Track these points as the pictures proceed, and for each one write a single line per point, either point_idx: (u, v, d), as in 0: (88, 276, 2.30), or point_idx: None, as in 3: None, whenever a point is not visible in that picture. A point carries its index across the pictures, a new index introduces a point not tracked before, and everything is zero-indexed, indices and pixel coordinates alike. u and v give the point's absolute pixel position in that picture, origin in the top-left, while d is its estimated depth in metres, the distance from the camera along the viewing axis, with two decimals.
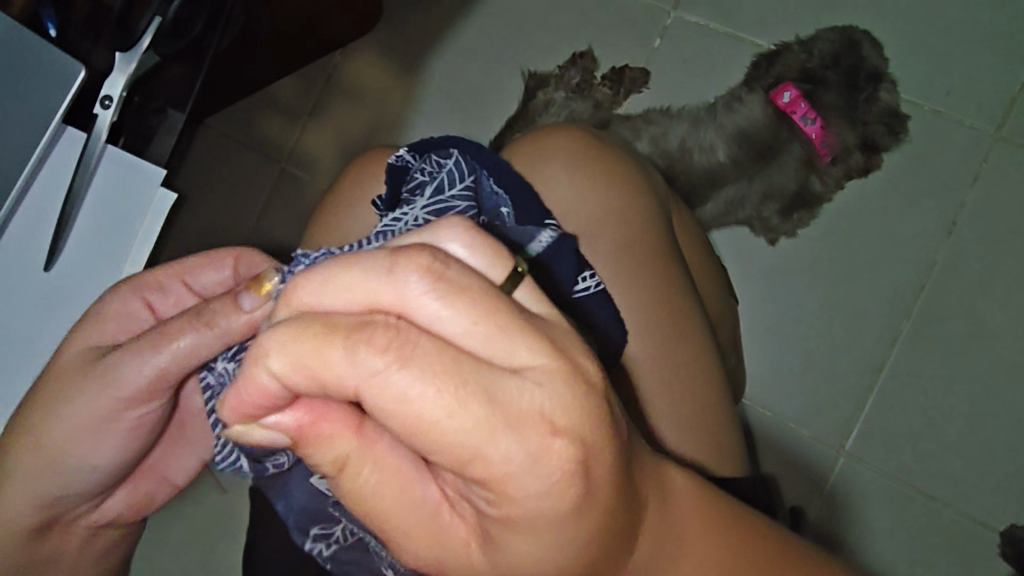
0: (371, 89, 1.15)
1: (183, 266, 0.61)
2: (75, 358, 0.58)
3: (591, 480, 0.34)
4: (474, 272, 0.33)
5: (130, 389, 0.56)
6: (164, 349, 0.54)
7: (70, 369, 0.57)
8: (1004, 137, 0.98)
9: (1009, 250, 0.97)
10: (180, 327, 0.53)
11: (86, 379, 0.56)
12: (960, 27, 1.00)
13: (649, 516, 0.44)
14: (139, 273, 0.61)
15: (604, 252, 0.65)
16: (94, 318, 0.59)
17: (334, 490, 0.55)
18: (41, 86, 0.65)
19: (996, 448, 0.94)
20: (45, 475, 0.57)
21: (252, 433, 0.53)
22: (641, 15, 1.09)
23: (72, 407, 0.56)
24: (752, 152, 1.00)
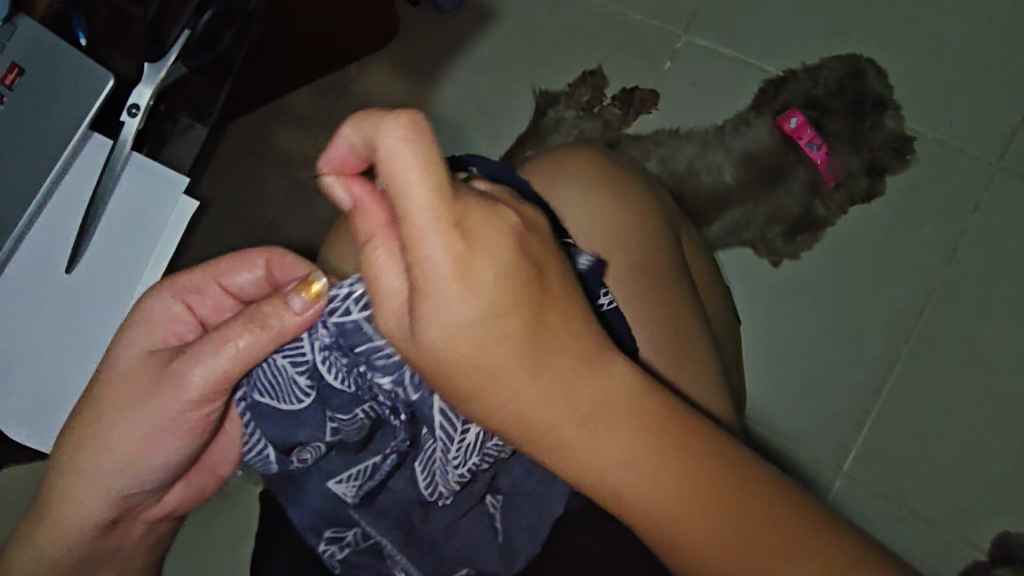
0: (385, 102, 1.18)
1: (223, 268, 0.60)
2: (128, 365, 0.57)
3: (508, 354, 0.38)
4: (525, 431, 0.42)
5: (189, 394, 0.54)
6: (220, 353, 0.52)
7: (123, 376, 0.56)
8: (1004, 168, 1.01)
9: (1007, 279, 0.99)
10: (231, 327, 0.51)
11: (149, 381, 0.55)
12: (963, 60, 1.03)
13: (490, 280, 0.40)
14: (174, 276, 0.61)
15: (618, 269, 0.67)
16: (139, 322, 0.58)
17: (353, 494, 0.58)
18: (71, 95, 0.66)
19: (992, 473, 0.96)
20: (110, 478, 0.56)
21: (280, 419, 0.55)
22: (652, 38, 1.12)
23: (136, 411, 0.55)
24: (757, 174, 1.02)
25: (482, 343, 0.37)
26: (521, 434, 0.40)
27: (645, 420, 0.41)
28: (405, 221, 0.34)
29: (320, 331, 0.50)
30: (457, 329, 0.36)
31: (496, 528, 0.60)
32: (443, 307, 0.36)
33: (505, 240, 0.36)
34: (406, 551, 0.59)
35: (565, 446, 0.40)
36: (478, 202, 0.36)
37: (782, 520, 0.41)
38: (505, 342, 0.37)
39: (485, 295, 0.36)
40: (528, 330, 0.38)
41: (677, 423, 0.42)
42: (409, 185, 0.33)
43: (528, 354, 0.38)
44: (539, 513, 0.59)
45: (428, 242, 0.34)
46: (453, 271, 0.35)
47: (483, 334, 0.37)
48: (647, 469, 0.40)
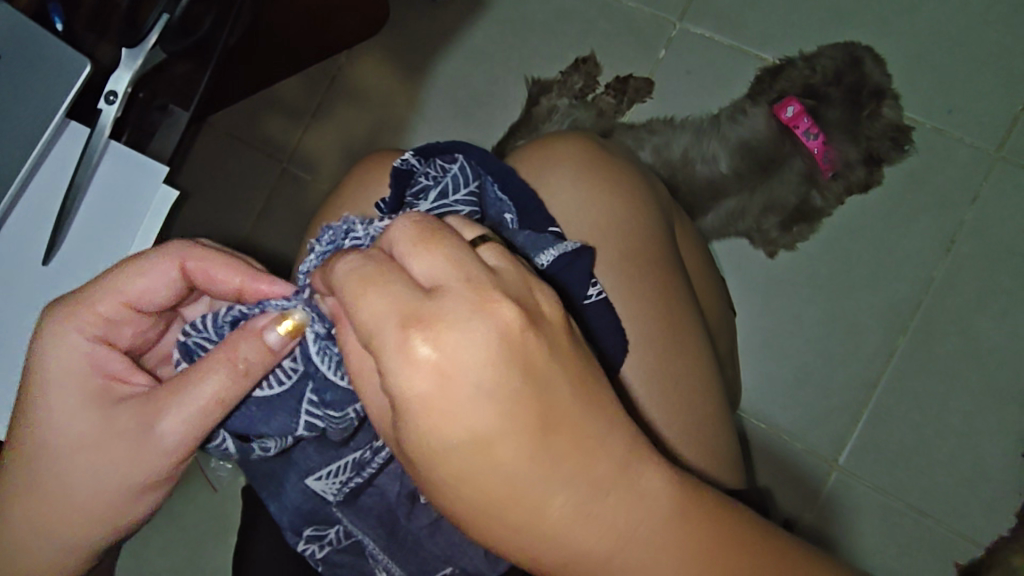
0: (375, 91, 1.16)
1: (130, 288, 0.53)
2: (72, 429, 0.51)
3: (499, 474, 0.36)
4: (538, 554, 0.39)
5: (176, 451, 0.51)
6: (202, 408, 0.49)
7: (74, 443, 0.51)
8: (1004, 157, 0.99)
9: (1007, 271, 0.97)
10: (202, 373, 0.49)
11: (119, 443, 0.51)
12: (964, 47, 1.01)
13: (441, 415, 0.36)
14: (73, 305, 0.52)
15: (603, 248, 0.65)
16: (66, 375, 0.52)
17: (335, 492, 0.57)
18: (48, 82, 0.64)
19: (990, 466, 0.95)
20: (97, 543, 0.53)
21: (252, 411, 0.53)
22: (646, 26, 1.10)
23: (117, 477, 0.51)
24: (753, 164, 0.99)
25: (466, 468, 0.36)
26: (524, 553, 0.39)
27: (649, 537, 0.40)
28: (378, 346, 0.35)
29: (314, 320, 0.48)
30: (445, 454, 0.36)
31: None
32: (421, 429, 0.35)
33: (489, 353, 0.35)
34: (389, 551, 0.58)
35: (571, 555, 0.39)
36: (468, 306, 0.35)
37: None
38: (494, 468, 0.36)
39: (457, 419, 0.35)
40: (525, 445, 0.36)
41: (687, 539, 0.41)
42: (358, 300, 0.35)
43: (530, 473, 0.36)
44: None
45: (392, 365, 0.35)
46: (423, 393, 0.35)
47: (471, 462, 0.36)
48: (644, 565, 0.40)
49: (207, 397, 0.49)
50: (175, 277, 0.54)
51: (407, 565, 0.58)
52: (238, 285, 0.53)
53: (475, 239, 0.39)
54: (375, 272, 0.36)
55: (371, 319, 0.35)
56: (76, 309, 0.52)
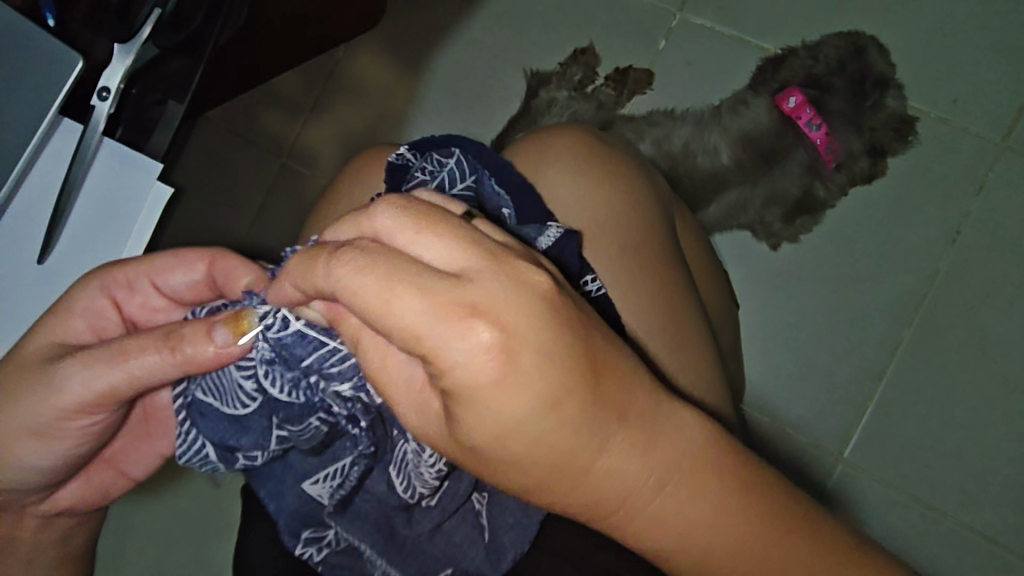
0: (372, 86, 1.15)
1: (164, 265, 0.61)
2: (31, 353, 0.57)
3: (563, 433, 0.37)
4: (594, 505, 0.40)
5: (76, 401, 0.54)
6: (117, 367, 0.53)
7: (18, 368, 0.56)
8: (1009, 147, 0.98)
9: (1012, 262, 0.96)
10: (143, 341, 0.52)
11: (37, 381, 0.55)
12: (969, 35, 1.00)
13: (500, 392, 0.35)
14: (109, 267, 0.61)
15: (598, 246, 0.64)
16: (58, 312, 0.59)
17: (330, 497, 0.57)
18: (40, 80, 0.64)
19: (996, 459, 0.94)
20: None
21: (223, 425, 0.53)
22: (647, 16, 1.08)
23: (23, 411, 0.55)
24: (756, 155, 0.99)
25: (533, 436, 0.36)
26: (588, 503, 0.40)
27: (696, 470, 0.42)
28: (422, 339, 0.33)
29: (260, 342, 0.48)
30: (508, 430, 0.36)
31: (480, 525, 0.60)
32: (482, 410, 0.35)
33: (537, 316, 0.35)
34: (387, 556, 0.58)
35: (632, 498, 0.41)
36: (501, 276, 0.35)
37: (795, 531, 0.44)
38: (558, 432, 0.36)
39: (515, 390, 0.35)
40: (581, 406, 0.36)
41: (725, 470, 0.43)
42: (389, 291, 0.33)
43: (590, 426, 0.37)
44: (526, 510, 0.58)
45: (447, 354, 0.33)
46: (481, 376, 0.34)
47: (540, 430, 0.36)
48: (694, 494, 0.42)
49: (138, 363, 0.52)
50: (202, 273, 0.61)
51: (406, 566, 0.59)
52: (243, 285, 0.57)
53: (463, 215, 0.39)
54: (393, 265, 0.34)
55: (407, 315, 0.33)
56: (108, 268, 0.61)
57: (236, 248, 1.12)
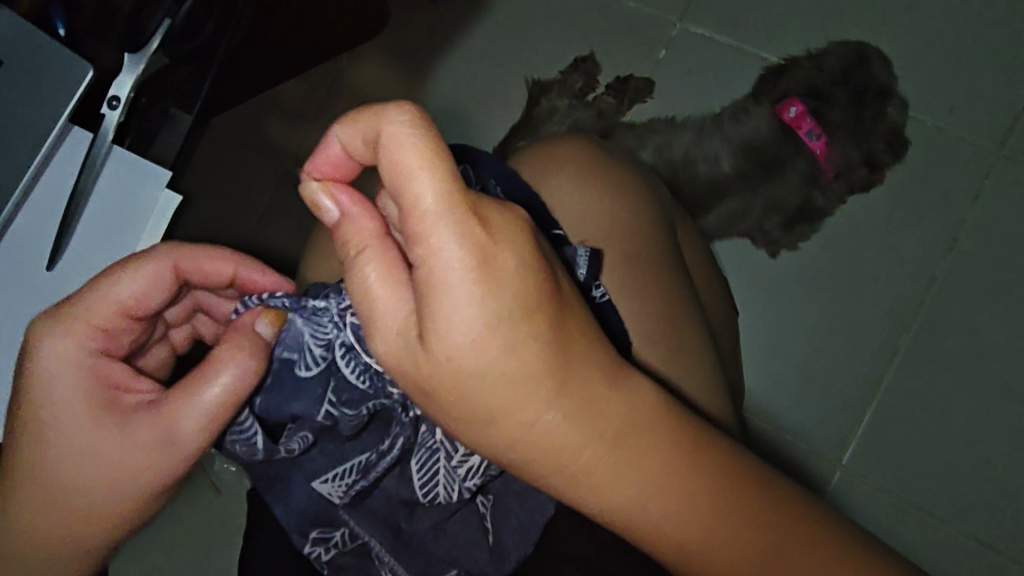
0: (376, 94, 1.16)
1: (159, 275, 0.56)
2: (65, 444, 0.51)
3: (498, 378, 0.41)
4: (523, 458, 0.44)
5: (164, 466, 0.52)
6: (197, 418, 0.51)
7: (68, 428, 0.51)
8: (1006, 155, 0.99)
9: (1009, 269, 0.97)
10: (206, 373, 0.51)
11: (104, 466, 0.51)
12: (964, 45, 1.01)
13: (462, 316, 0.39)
14: (80, 319, 0.53)
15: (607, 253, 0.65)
16: (64, 393, 0.52)
17: (343, 495, 0.58)
18: (50, 88, 0.64)
19: (993, 465, 0.95)
20: (64, 559, 0.53)
21: (285, 386, 0.55)
22: (647, 25, 1.10)
23: (101, 495, 0.51)
24: (758, 164, 0.99)
25: (503, 320, 0.40)
26: (508, 451, 0.43)
27: (640, 434, 0.45)
28: (480, 235, 0.38)
29: (342, 330, 0.51)
30: (460, 352, 0.40)
31: (486, 527, 0.60)
32: (452, 321, 0.39)
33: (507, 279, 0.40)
34: (395, 553, 0.59)
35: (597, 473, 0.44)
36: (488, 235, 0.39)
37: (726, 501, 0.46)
38: (506, 368, 0.41)
39: (454, 319, 0.39)
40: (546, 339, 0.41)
41: (660, 444, 0.45)
42: (411, 173, 0.37)
43: (527, 390, 0.41)
44: (531, 514, 0.60)
45: (444, 243, 0.38)
46: (477, 266, 0.38)
47: (495, 373, 0.41)
48: (622, 457, 0.44)
49: (216, 391, 0.51)
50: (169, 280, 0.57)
51: (412, 565, 0.59)
52: (230, 273, 0.60)
53: None
54: (441, 155, 0.37)
55: (445, 243, 0.38)
56: (75, 321, 0.53)
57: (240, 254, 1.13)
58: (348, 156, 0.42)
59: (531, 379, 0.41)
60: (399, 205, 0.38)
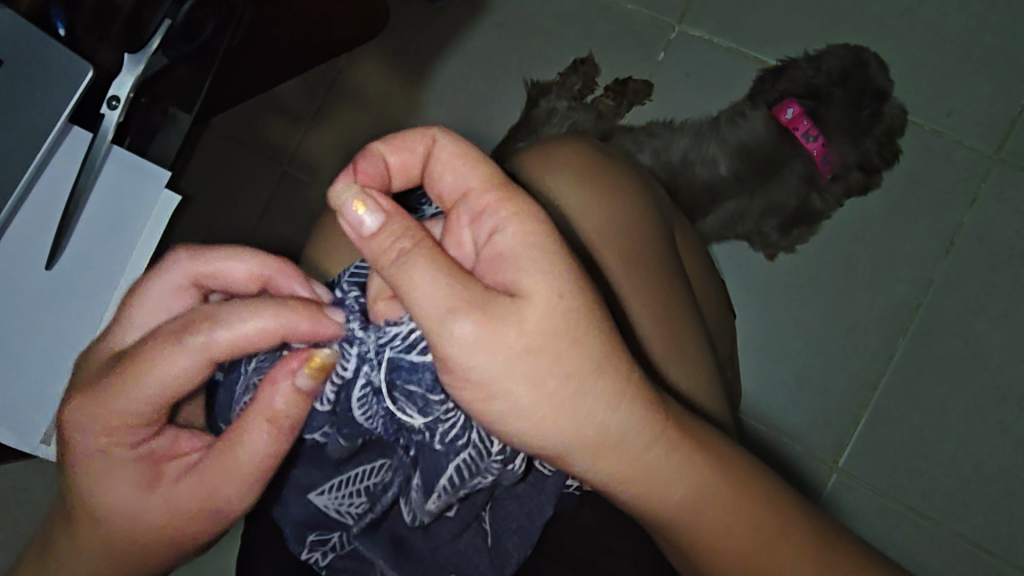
0: (375, 94, 1.16)
1: (193, 372, 0.45)
2: (126, 507, 0.49)
3: (573, 368, 0.42)
4: (581, 454, 0.44)
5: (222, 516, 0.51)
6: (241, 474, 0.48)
7: (115, 497, 0.49)
8: (1003, 159, 0.99)
9: (1006, 272, 0.98)
10: (244, 430, 0.47)
11: (173, 526, 0.50)
12: (961, 49, 1.02)
13: (539, 307, 0.41)
14: (113, 400, 0.47)
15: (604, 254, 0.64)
16: (112, 469, 0.49)
17: (343, 512, 0.59)
18: (50, 86, 0.64)
19: (988, 467, 0.95)
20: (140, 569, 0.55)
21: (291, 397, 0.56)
22: (646, 28, 1.10)
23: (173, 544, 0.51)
24: (753, 168, 0.99)
25: (569, 307, 0.42)
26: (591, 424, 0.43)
27: (681, 422, 0.48)
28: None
29: (375, 369, 0.49)
30: (560, 309, 0.41)
31: (485, 531, 0.61)
32: (536, 289, 0.41)
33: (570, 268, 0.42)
34: (395, 565, 0.58)
35: (650, 467, 0.47)
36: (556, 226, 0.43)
37: (747, 474, 0.52)
38: (582, 330, 0.42)
39: (530, 306, 0.41)
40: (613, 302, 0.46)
41: (701, 436, 0.50)
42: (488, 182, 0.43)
43: (596, 379, 0.43)
44: (530, 515, 0.60)
45: (511, 228, 0.42)
46: (554, 231, 0.42)
47: (572, 363, 0.42)
48: (679, 449, 0.47)
49: (258, 453, 0.47)
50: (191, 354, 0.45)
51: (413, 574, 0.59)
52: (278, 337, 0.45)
53: None
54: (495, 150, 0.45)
55: (531, 205, 0.42)
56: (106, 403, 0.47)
57: None
58: (393, 171, 0.46)
59: (602, 372, 0.43)
60: (468, 189, 0.43)
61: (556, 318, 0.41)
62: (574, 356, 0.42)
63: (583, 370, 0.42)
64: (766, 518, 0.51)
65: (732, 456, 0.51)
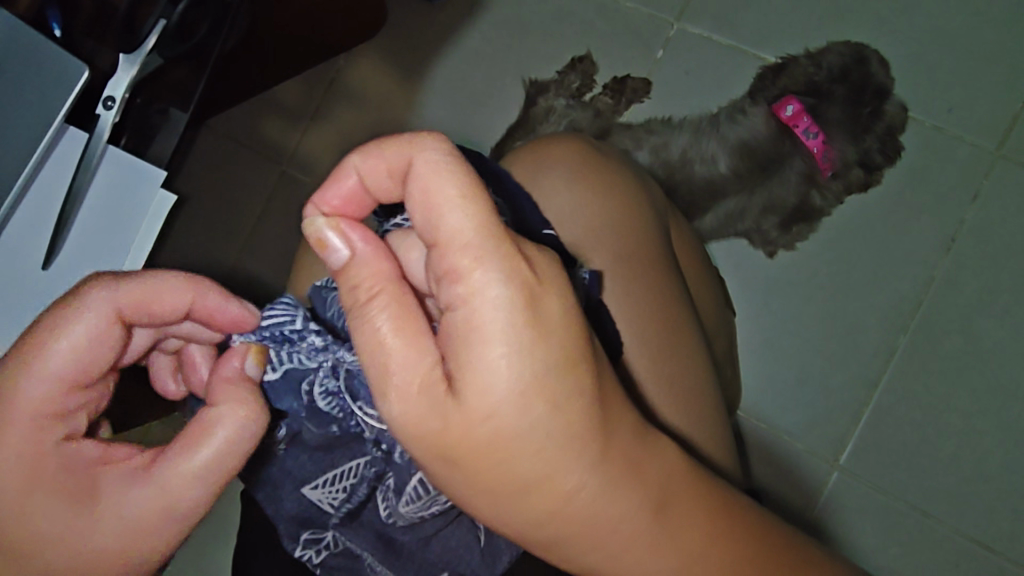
0: (374, 94, 1.16)
1: (101, 331, 0.45)
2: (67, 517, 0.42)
3: (529, 454, 0.39)
4: (533, 532, 0.43)
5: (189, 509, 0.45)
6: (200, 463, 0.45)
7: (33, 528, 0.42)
8: (1004, 156, 0.99)
9: (1007, 269, 0.97)
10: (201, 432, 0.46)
11: (140, 525, 0.44)
12: (963, 44, 1.01)
13: (495, 388, 0.38)
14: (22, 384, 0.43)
15: (604, 266, 0.65)
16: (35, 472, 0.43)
17: (333, 504, 0.59)
18: (45, 88, 0.65)
19: (991, 466, 0.95)
20: None
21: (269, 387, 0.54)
22: (644, 25, 1.10)
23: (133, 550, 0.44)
24: (752, 165, 1.01)
25: (530, 391, 0.38)
26: (539, 512, 0.41)
27: (663, 503, 0.45)
28: (527, 273, 0.38)
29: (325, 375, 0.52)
30: (499, 405, 0.38)
31: (477, 529, 0.60)
32: (491, 369, 0.38)
33: (538, 346, 0.38)
34: (387, 563, 0.60)
35: (618, 547, 0.44)
36: (529, 298, 0.38)
37: (738, 546, 0.48)
38: (543, 416, 0.39)
39: (481, 388, 0.38)
40: (586, 384, 0.40)
41: (693, 510, 0.46)
42: (464, 240, 0.37)
43: (554, 464, 0.40)
44: None
45: (481, 299, 0.37)
46: (523, 305, 0.38)
47: (527, 446, 0.39)
48: (656, 531, 0.44)
49: (217, 452, 0.46)
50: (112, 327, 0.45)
51: (405, 571, 0.60)
52: (189, 300, 0.49)
53: None
54: (481, 189, 0.38)
55: (491, 282, 0.37)
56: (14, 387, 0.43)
57: (237, 254, 1.13)
58: (365, 187, 0.42)
59: (565, 457, 0.40)
60: (435, 242, 0.38)
61: (513, 405, 0.38)
62: (535, 440, 0.39)
63: (540, 455, 0.39)
64: (767, 548, 0.49)
65: (724, 526, 0.48)
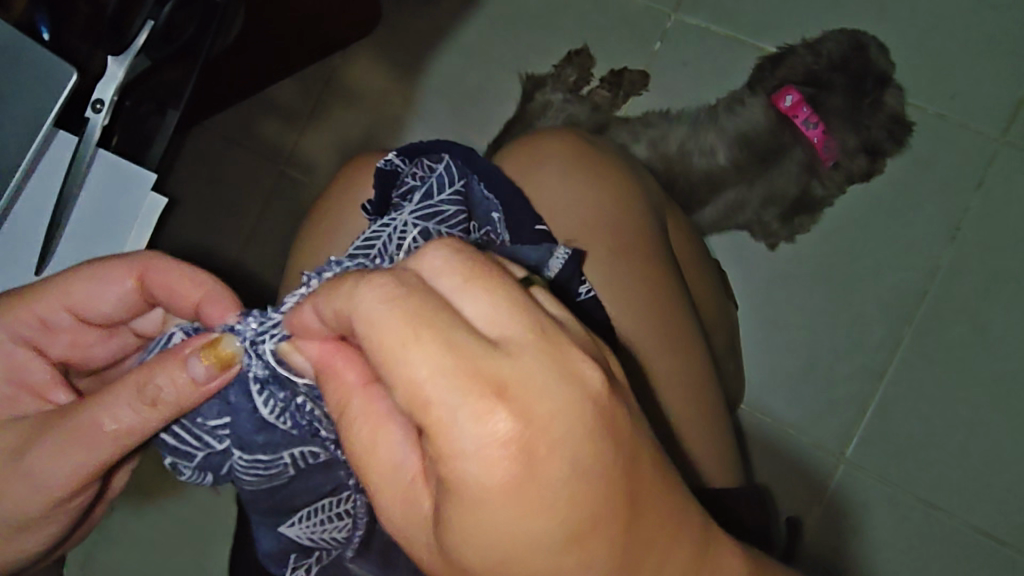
0: (369, 92, 1.15)
1: (123, 278, 0.54)
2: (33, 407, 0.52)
3: None
4: None
5: (100, 442, 0.49)
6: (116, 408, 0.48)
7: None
8: (1009, 142, 0.97)
9: (1013, 257, 0.95)
10: (115, 392, 0.48)
11: (63, 433, 0.49)
12: (966, 29, 0.99)
13: (478, 530, 0.30)
14: (52, 281, 0.55)
15: (596, 257, 0.64)
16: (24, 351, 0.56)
17: (311, 538, 0.57)
18: (35, 90, 0.64)
19: (999, 458, 0.93)
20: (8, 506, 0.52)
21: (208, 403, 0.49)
22: (641, 17, 1.08)
23: (52, 452, 0.50)
24: (752, 155, 1.00)
25: (522, 532, 0.29)
26: None
27: None
28: (495, 397, 0.28)
29: (252, 361, 0.45)
30: (488, 554, 0.30)
31: None
32: (474, 511, 0.29)
33: (528, 480, 0.28)
34: None
35: None
36: (507, 424, 0.28)
37: None
38: (548, 554, 0.30)
39: (463, 530, 0.30)
40: (606, 507, 0.30)
41: None
42: (411, 369, 0.28)
43: None
44: None
45: (448, 440, 0.28)
46: (496, 441, 0.28)
47: None
48: None
49: (134, 400, 0.47)
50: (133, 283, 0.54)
51: None
52: (198, 299, 0.52)
53: None
54: (425, 302, 0.29)
55: (451, 412, 0.28)
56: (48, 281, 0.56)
57: (234, 256, 1.13)
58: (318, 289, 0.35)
59: None
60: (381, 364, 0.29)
61: (503, 550, 0.30)
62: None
63: None
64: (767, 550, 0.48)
65: None
